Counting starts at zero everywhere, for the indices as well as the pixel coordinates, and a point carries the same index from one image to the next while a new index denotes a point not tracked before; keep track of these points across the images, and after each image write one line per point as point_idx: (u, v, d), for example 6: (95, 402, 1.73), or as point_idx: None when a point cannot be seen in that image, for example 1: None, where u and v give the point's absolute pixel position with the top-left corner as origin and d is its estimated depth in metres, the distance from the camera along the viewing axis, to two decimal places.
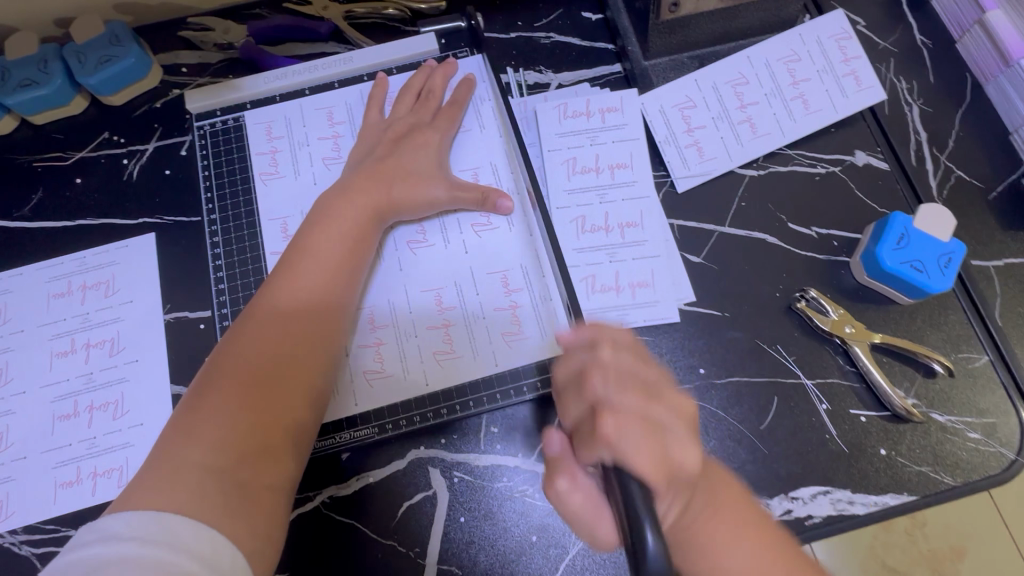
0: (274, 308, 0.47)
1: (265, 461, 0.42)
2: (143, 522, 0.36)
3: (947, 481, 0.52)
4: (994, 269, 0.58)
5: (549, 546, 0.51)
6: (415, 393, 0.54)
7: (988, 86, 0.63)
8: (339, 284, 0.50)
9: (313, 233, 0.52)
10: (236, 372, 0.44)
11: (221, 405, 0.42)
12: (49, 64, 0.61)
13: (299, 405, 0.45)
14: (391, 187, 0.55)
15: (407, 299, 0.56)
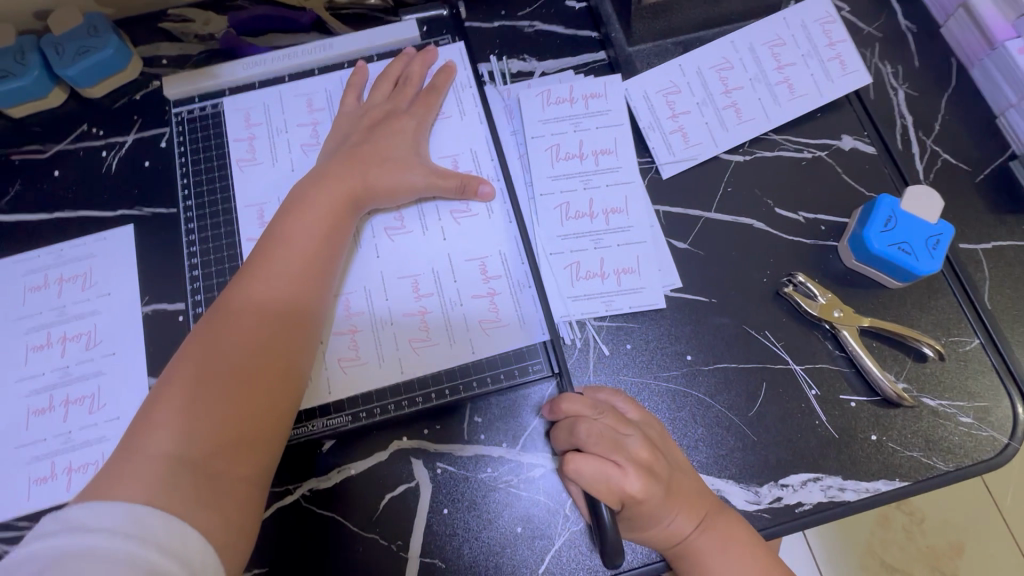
0: (249, 297, 0.46)
1: (240, 453, 0.41)
2: (111, 514, 0.34)
3: (940, 467, 0.51)
4: (983, 252, 0.57)
5: (535, 537, 0.50)
6: (392, 381, 0.53)
7: (974, 70, 0.63)
8: (316, 274, 0.49)
9: (289, 221, 0.50)
10: (208, 362, 0.42)
11: (192, 396, 0.41)
12: (26, 55, 0.60)
13: (275, 396, 0.44)
14: (369, 172, 0.54)
15: (383, 286, 0.55)
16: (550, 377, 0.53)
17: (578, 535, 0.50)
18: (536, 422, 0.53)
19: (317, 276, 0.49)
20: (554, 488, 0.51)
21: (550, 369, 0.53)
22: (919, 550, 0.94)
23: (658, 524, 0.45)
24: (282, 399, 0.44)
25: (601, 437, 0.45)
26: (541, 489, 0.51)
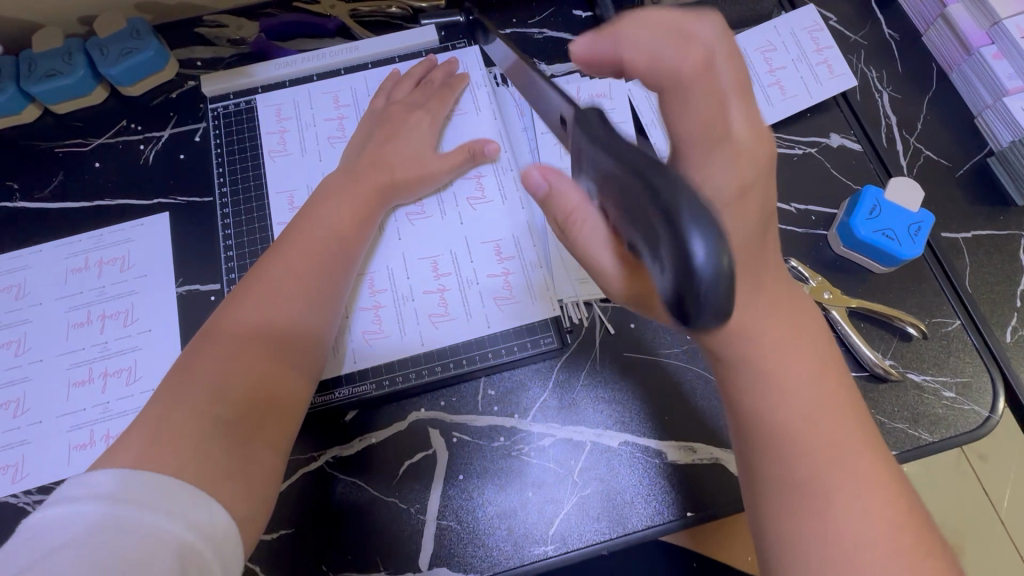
0: (279, 278, 0.49)
1: (270, 418, 0.43)
2: (135, 484, 0.34)
3: (925, 437, 0.55)
4: (963, 241, 0.61)
5: (545, 501, 0.53)
6: (412, 351, 0.56)
7: (953, 74, 0.67)
8: (339, 262, 0.53)
9: (316, 214, 0.54)
10: (242, 332, 0.45)
11: (226, 360, 0.43)
12: (73, 56, 0.65)
13: (298, 370, 0.47)
14: (394, 169, 0.59)
15: (404, 266, 0.59)
16: (558, 352, 0.57)
17: (586, 500, 0.53)
18: (546, 395, 0.56)
19: (340, 265, 0.53)
20: (563, 456, 0.54)
21: (557, 342, 0.57)
22: None
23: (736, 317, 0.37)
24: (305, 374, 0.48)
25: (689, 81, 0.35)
26: (551, 457, 0.54)
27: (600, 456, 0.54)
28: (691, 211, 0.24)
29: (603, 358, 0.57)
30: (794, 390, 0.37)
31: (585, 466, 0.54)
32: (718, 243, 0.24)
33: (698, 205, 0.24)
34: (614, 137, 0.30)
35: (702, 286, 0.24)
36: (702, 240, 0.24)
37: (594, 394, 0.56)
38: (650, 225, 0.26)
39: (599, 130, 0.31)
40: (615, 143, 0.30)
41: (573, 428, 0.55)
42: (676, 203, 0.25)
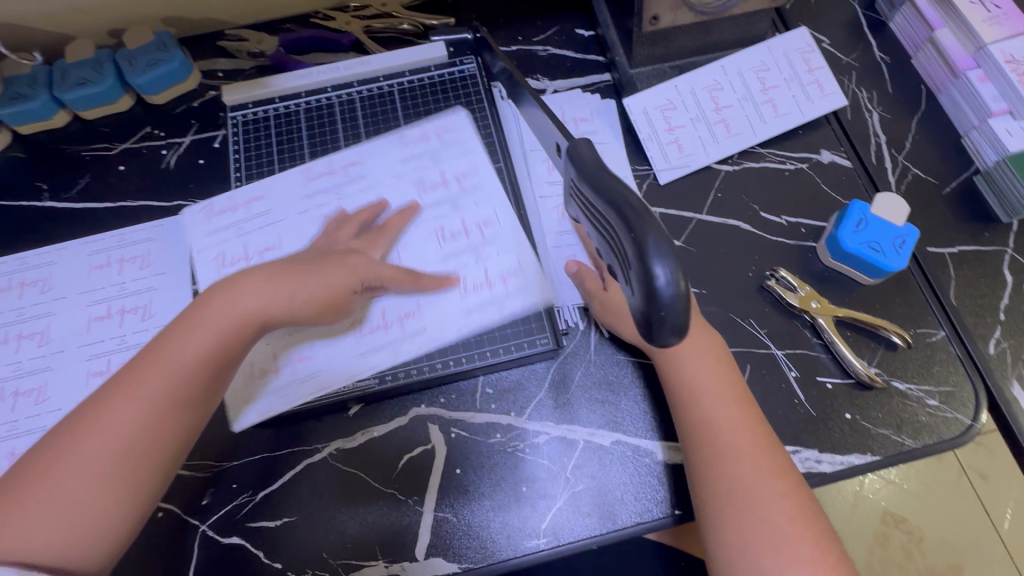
0: (120, 405, 0.44)
1: (92, 551, 0.42)
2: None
3: (908, 444, 0.56)
4: (949, 255, 0.63)
5: (538, 496, 0.55)
6: (343, 388, 0.57)
7: (940, 95, 0.70)
8: (205, 382, 0.47)
9: (189, 322, 0.48)
10: (68, 466, 0.42)
11: (45, 496, 0.41)
12: (103, 66, 0.69)
13: (135, 501, 0.44)
14: (301, 282, 0.51)
15: (338, 329, 0.58)
16: (554, 353, 0.60)
17: (577, 496, 0.55)
18: (541, 394, 0.59)
19: (203, 388, 0.47)
20: (556, 454, 0.56)
21: (554, 343, 0.59)
22: (918, 568, 0.99)
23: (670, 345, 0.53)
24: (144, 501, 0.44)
25: None
26: (545, 454, 0.56)
27: (592, 454, 0.56)
28: (654, 243, 0.29)
29: (598, 361, 0.60)
30: (709, 394, 0.52)
31: (577, 464, 0.56)
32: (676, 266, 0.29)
33: (662, 234, 0.29)
34: (597, 162, 0.34)
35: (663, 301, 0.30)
36: (663, 265, 0.29)
37: (587, 394, 0.58)
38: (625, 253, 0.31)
39: (586, 154, 0.34)
40: (592, 169, 0.33)
41: (567, 427, 0.57)
42: (644, 235, 0.30)
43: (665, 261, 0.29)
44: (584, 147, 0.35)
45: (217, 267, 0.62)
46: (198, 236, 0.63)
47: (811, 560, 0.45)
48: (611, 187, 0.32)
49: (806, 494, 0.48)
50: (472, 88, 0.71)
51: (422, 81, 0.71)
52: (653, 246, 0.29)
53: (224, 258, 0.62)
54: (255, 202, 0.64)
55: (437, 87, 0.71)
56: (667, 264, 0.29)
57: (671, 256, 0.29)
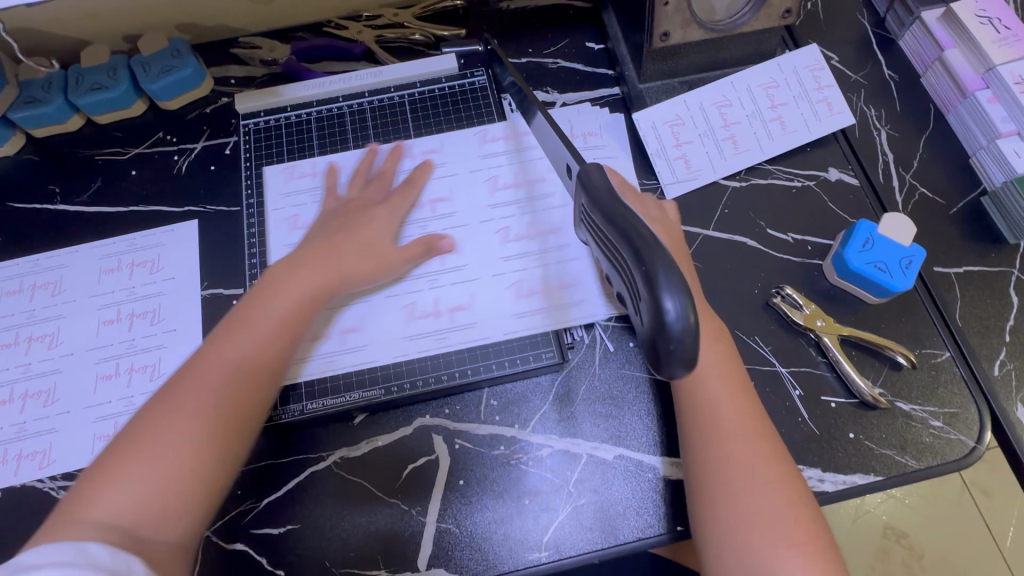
0: (193, 386, 0.49)
1: (168, 520, 0.44)
2: (55, 550, 0.38)
3: (911, 464, 0.56)
4: (955, 275, 0.63)
5: (540, 509, 0.55)
6: (380, 366, 0.59)
7: (949, 115, 0.70)
8: (269, 362, 0.53)
9: (251, 311, 0.54)
10: (146, 445, 0.46)
11: (125, 472, 0.45)
12: (117, 71, 0.70)
13: (210, 471, 0.47)
14: (343, 260, 0.59)
15: (378, 312, 0.61)
16: (559, 366, 0.60)
17: (580, 510, 0.55)
18: (545, 407, 0.59)
19: (266, 368, 0.53)
20: (559, 467, 0.57)
21: (559, 357, 0.60)
22: None
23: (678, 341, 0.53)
24: (218, 473, 0.48)
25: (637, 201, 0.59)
26: (548, 467, 0.57)
27: (595, 468, 0.56)
28: (664, 273, 0.33)
29: (603, 375, 0.60)
30: (715, 390, 0.52)
31: (579, 478, 0.56)
32: (683, 295, 0.32)
33: (669, 263, 0.33)
34: (611, 195, 0.38)
35: (672, 325, 0.33)
36: (672, 296, 0.32)
37: (591, 407, 0.59)
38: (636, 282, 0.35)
39: (600, 187, 0.39)
40: (608, 202, 0.37)
41: (570, 440, 0.58)
42: (654, 265, 0.33)
43: (678, 292, 0.32)
44: (596, 177, 0.40)
45: (289, 228, 0.66)
46: (274, 195, 0.68)
47: (798, 544, 0.46)
48: (627, 221, 0.36)
49: (797, 484, 0.49)
50: (483, 100, 0.71)
51: (432, 93, 0.72)
52: (665, 276, 0.32)
53: (295, 220, 0.66)
54: (329, 173, 0.68)
55: (447, 99, 0.71)
56: (679, 294, 0.32)
57: (682, 288, 0.32)
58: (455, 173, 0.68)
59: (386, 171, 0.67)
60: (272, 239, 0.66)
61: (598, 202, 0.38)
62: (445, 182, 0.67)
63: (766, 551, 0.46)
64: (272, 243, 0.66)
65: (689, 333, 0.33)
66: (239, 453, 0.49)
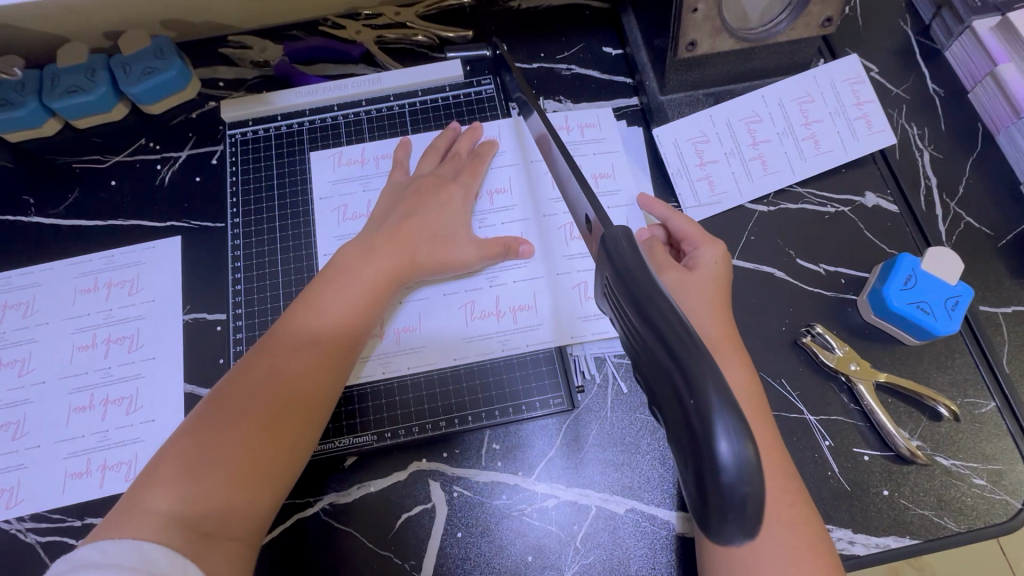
0: (264, 372, 0.46)
1: (235, 515, 0.42)
2: (117, 550, 0.37)
3: (951, 527, 0.51)
4: (1002, 315, 0.58)
5: (545, 567, 0.51)
6: (439, 368, 0.56)
7: (999, 136, 0.64)
8: (341, 350, 0.49)
9: (321, 293, 0.51)
10: (215, 433, 0.43)
11: (190, 462, 0.42)
12: (96, 73, 0.65)
13: (277, 465, 0.44)
14: (416, 248, 0.55)
15: (437, 309, 0.58)
16: (567, 411, 0.55)
17: (587, 569, 0.51)
18: (552, 452, 0.54)
19: (339, 354, 0.49)
20: (566, 520, 0.52)
21: (567, 402, 0.55)
22: None
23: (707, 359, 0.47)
24: (284, 468, 0.45)
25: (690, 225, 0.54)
26: (554, 520, 0.52)
27: (605, 522, 0.52)
28: (722, 405, 0.24)
29: (614, 419, 0.55)
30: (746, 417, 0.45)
31: (588, 533, 0.52)
32: (744, 438, 0.24)
33: (725, 393, 0.24)
34: (643, 268, 0.29)
35: (727, 482, 0.24)
36: (731, 443, 0.24)
37: (603, 455, 0.54)
38: (677, 410, 0.26)
39: (629, 257, 0.30)
40: (640, 283, 0.28)
41: (579, 491, 0.53)
42: (705, 392, 0.24)
43: (735, 440, 0.24)
44: (623, 238, 0.30)
45: (339, 219, 0.62)
46: (321, 183, 0.63)
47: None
48: (663, 313, 0.26)
49: (817, 522, 0.43)
50: (489, 111, 0.66)
51: (435, 103, 0.66)
52: (720, 420, 0.24)
53: (346, 210, 0.62)
54: (382, 160, 0.64)
55: (451, 110, 0.66)
56: (737, 443, 0.24)
57: (741, 433, 0.24)
58: (516, 161, 0.63)
59: (459, 150, 0.62)
60: (321, 230, 0.62)
61: (624, 277, 0.29)
62: (509, 171, 0.63)
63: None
64: (319, 236, 0.61)
65: (755, 488, 0.24)
66: (305, 447, 0.46)
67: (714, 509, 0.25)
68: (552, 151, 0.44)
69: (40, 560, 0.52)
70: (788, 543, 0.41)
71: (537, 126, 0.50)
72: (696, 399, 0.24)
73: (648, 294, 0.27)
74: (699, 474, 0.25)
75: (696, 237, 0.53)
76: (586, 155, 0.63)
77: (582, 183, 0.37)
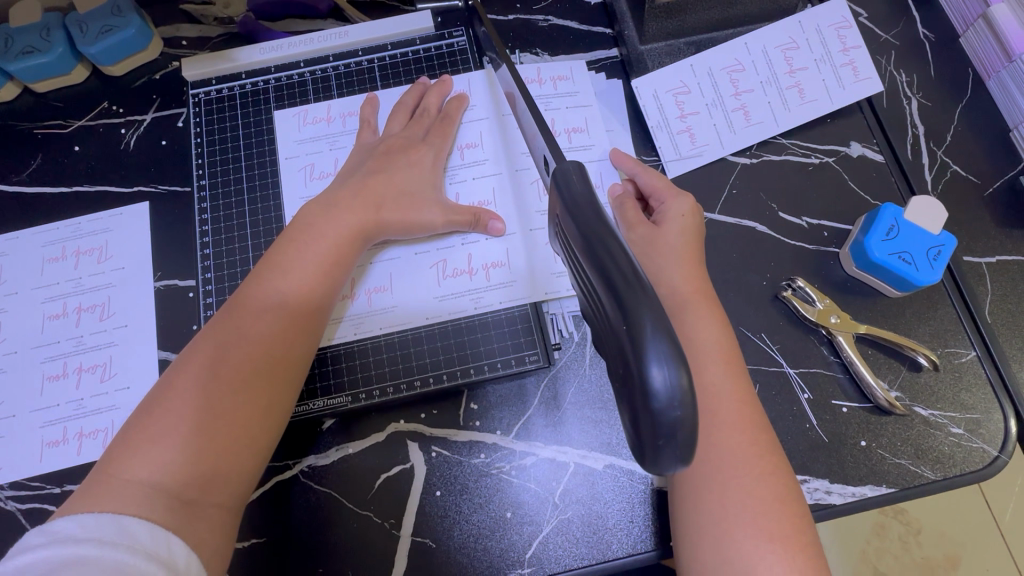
0: (233, 336, 0.45)
1: (217, 481, 0.41)
2: (98, 525, 0.35)
3: (927, 475, 0.52)
4: (986, 266, 0.57)
5: (524, 523, 0.51)
6: (414, 328, 0.56)
7: (990, 81, 0.62)
8: (310, 310, 0.49)
9: (285, 254, 0.49)
10: (189, 401, 0.42)
11: (166, 432, 0.40)
12: (51, 32, 0.62)
13: (256, 428, 0.44)
14: (382, 205, 0.53)
15: (408, 268, 0.57)
16: (543, 368, 0.55)
17: (566, 524, 0.51)
18: (531, 411, 0.54)
19: (311, 314, 0.49)
20: (544, 477, 0.52)
21: (544, 360, 0.54)
22: None
23: (680, 315, 0.46)
24: (264, 430, 0.44)
25: (659, 179, 0.53)
26: (532, 477, 0.52)
27: (583, 479, 0.52)
28: (655, 332, 0.24)
29: (592, 375, 0.55)
30: (717, 371, 0.44)
31: (566, 488, 0.52)
32: (677, 365, 0.24)
33: (661, 321, 0.24)
34: (592, 203, 0.29)
35: (658, 407, 0.24)
36: (663, 368, 0.24)
37: (581, 413, 0.54)
38: (616, 342, 0.26)
39: (578, 191, 0.29)
40: (587, 217, 0.28)
41: (557, 448, 0.53)
42: (640, 319, 0.24)
43: (666, 366, 0.24)
44: (574, 173, 0.30)
45: (306, 179, 0.60)
46: (287, 143, 0.61)
47: (785, 540, 0.40)
48: (611, 253, 0.26)
49: (787, 470, 0.43)
50: (461, 65, 0.63)
51: (405, 57, 0.64)
52: (652, 345, 0.24)
53: (312, 170, 0.60)
54: (348, 118, 0.62)
55: (421, 64, 0.64)
56: (668, 370, 0.24)
57: (674, 360, 0.24)
58: (487, 115, 0.61)
59: (427, 106, 0.60)
60: (287, 191, 0.60)
61: (572, 210, 0.28)
62: (480, 125, 0.61)
63: (753, 551, 0.39)
64: (286, 198, 0.60)
65: (688, 414, 0.24)
66: (285, 409, 0.46)
67: (647, 438, 0.26)
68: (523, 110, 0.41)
69: (21, 526, 0.52)
70: (759, 491, 0.41)
71: (509, 82, 0.47)
72: (629, 325, 0.25)
73: (596, 232, 0.27)
74: (633, 402, 0.25)
75: (662, 191, 0.52)
76: (557, 109, 0.61)
77: (541, 127, 0.36)
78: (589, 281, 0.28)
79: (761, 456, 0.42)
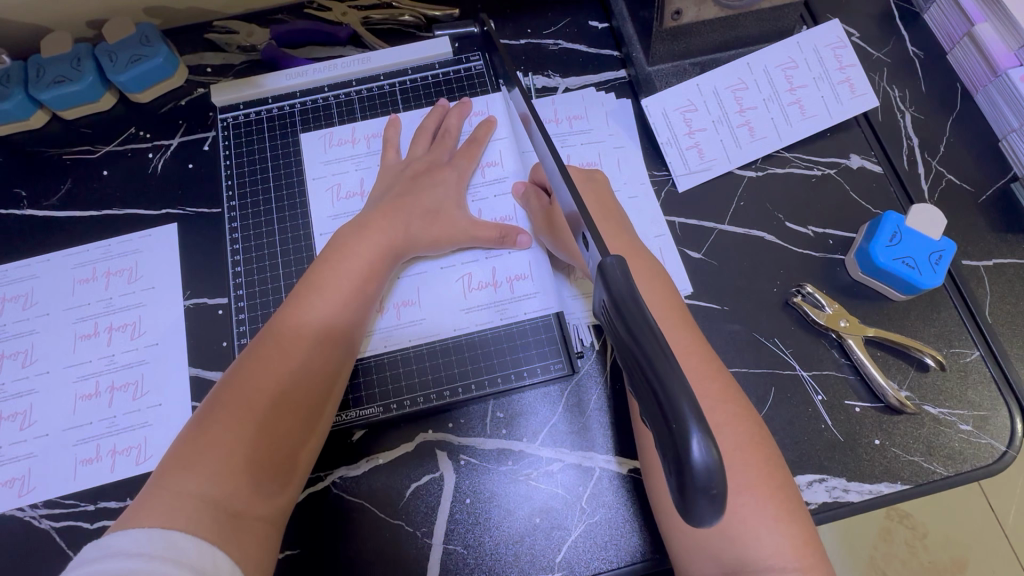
0: (277, 350, 0.47)
1: (260, 495, 0.43)
2: (148, 540, 0.37)
3: (939, 471, 0.54)
4: (984, 269, 0.60)
5: (553, 528, 0.52)
6: (440, 339, 0.58)
7: (978, 95, 0.66)
8: (346, 328, 0.51)
9: (323, 274, 0.52)
10: (236, 414, 0.44)
11: (216, 445, 0.42)
12: (81, 62, 0.64)
13: (295, 445, 0.46)
14: (412, 224, 0.56)
15: (435, 283, 0.59)
16: (567, 376, 0.57)
17: (593, 527, 0.52)
18: (554, 418, 0.56)
19: (345, 334, 0.51)
20: (571, 482, 0.54)
21: (567, 368, 0.57)
22: None
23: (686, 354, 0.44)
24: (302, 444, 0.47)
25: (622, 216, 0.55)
26: (560, 483, 0.54)
27: (609, 482, 0.53)
28: (691, 410, 0.27)
29: (613, 383, 0.56)
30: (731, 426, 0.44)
31: (593, 493, 0.53)
32: (711, 443, 0.27)
33: (696, 403, 0.28)
34: (634, 298, 0.32)
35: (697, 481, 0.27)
36: (700, 440, 0.27)
37: (606, 419, 0.55)
38: (658, 420, 0.29)
39: (622, 284, 0.33)
40: (630, 309, 0.32)
41: (583, 453, 0.54)
42: (679, 405, 0.28)
43: (705, 441, 0.27)
44: (618, 268, 0.33)
45: (333, 198, 0.62)
46: (314, 164, 0.64)
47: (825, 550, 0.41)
48: (642, 327, 0.31)
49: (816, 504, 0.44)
50: (479, 88, 0.66)
51: (425, 81, 0.67)
52: (694, 422, 0.27)
53: (339, 189, 0.63)
54: (372, 140, 0.64)
55: (440, 87, 0.67)
56: (706, 445, 0.27)
57: (710, 436, 0.27)
58: (506, 135, 0.64)
59: (449, 127, 0.62)
60: (316, 209, 0.62)
61: (620, 306, 0.32)
62: (500, 145, 0.63)
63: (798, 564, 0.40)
64: (314, 218, 0.62)
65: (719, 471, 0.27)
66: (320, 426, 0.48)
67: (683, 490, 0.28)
68: (535, 131, 0.46)
69: (55, 545, 0.53)
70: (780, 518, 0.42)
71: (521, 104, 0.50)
72: (670, 409, 0.28)
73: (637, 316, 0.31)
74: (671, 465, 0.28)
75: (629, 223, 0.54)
76: (573, 146, 0.64)
77: (568, 185, 0.39)
78: (629, 366, 0.32)
79: (778, 502, 0.42)
